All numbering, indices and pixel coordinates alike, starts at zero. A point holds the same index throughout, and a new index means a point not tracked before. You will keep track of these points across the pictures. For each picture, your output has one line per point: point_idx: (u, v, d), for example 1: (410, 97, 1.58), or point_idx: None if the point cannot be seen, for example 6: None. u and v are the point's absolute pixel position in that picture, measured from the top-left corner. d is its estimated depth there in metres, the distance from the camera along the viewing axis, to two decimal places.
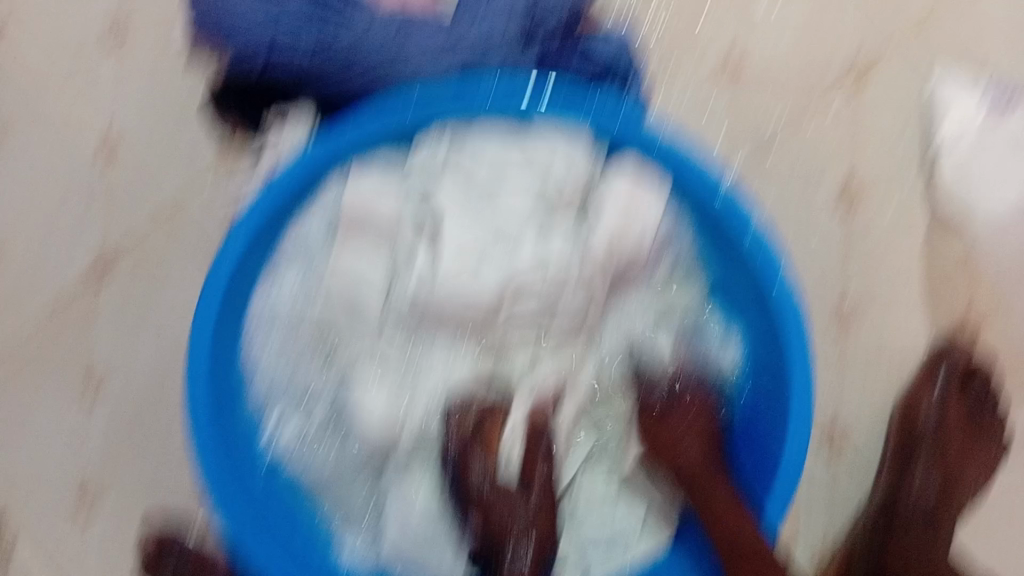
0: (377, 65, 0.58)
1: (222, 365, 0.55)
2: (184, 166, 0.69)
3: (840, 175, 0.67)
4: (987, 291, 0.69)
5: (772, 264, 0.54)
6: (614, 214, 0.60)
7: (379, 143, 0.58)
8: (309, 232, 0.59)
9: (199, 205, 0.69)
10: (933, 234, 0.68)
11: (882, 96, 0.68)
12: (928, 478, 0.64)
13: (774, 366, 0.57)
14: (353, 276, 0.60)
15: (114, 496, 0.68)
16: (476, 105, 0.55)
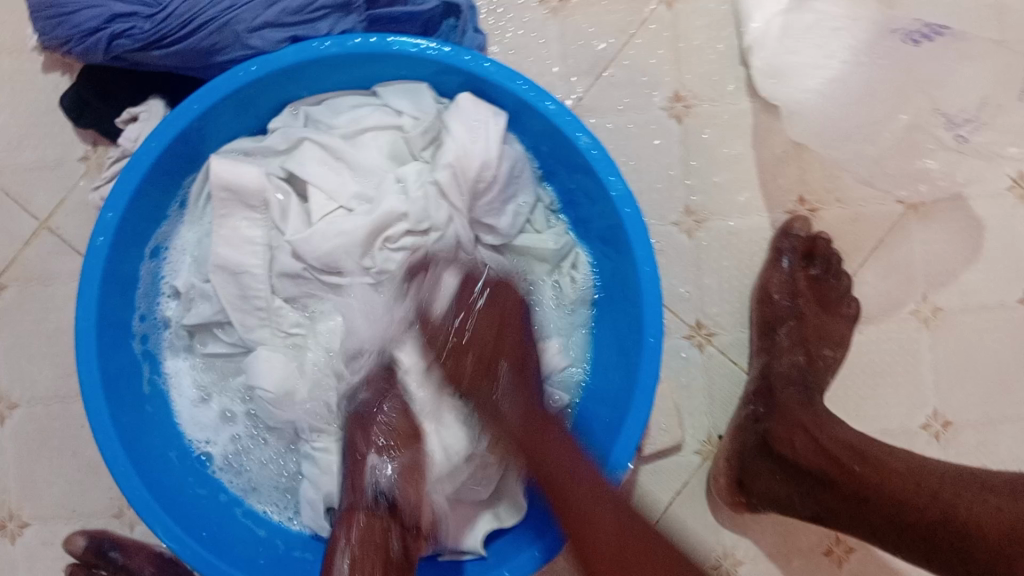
0: (212, 45, 0.57)
1: (118, 358, 0.59)
2: (49, 182, 0.70)
3: (669, 90, 0.72)
4: (821, 171, 0.72)
5: (607, 164, 0.58)
6: (460, 136, 0.59)
7: (227, 116, 0.60)
8: (190, 230, 0.63)
9: (63, 219, 0.70)
10: (761, 128, 0.72)
11: (697, 9, 0.72)
12: (791, 349, 0.69)
13: (626, 268, 0.60)
14: (223, 254, 0.60)
15: (37, 510, 0.69)
16: (311, 56, 0.58)
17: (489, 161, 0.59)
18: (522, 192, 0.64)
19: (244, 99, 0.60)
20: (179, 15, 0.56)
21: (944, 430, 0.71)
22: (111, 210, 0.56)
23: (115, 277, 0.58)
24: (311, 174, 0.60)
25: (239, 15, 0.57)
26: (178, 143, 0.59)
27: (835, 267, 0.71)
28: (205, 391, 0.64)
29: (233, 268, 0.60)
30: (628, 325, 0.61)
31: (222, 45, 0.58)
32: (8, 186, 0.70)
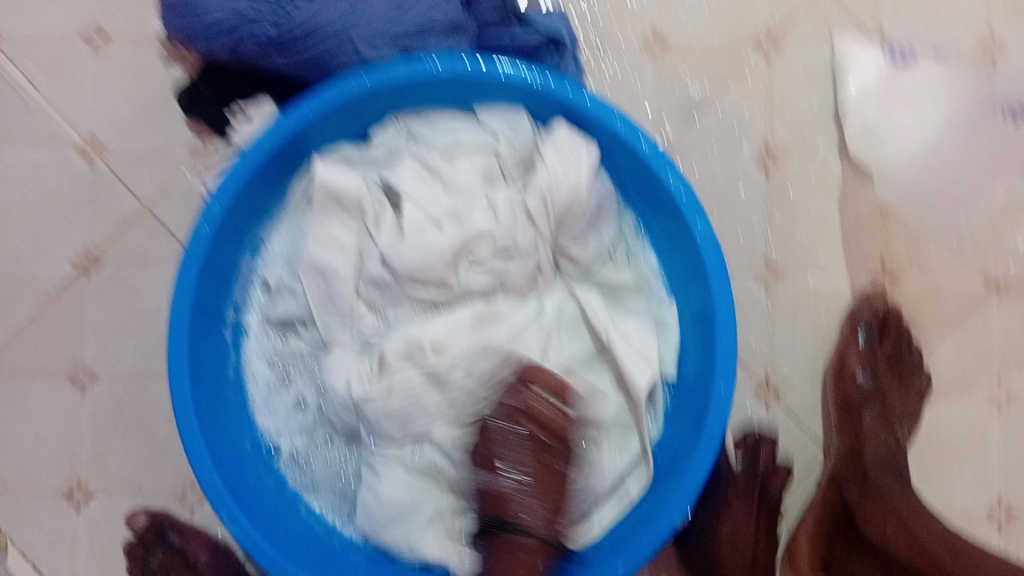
0: (329, 52, 0.60)
1: (204, 345, 0.61)
2: (156, 168, 0.73)
3: (759, 141, 0.72)
4: (904, 237, 0.72)
5: (695, 207, 0.60)
6: (554, 164, 0.60)
7: (332, 123, 0.63)
8: (286, 229, 0.66)
9: (163, 204, 0.73)
10: (848, 189, 0.72)
11: (797, 65, 0.73)
12: (873, 428, 0.69)
13: (698, 304, 0.62)
14: (316, 257, 0.62)
15: (105, 481, 0.72)
16: (423, 73, 0.60)
17: (579, 191, 0.61)
18: (607, 224, 0.65)
19: (351, 108, 0.62)
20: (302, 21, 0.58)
21: (1006, 516, 0.70)
22: (215, 202, 0.59)
23: (212, 267, 0.61)
24: (409, 190, 0.62)
25: (357, 26, 0.59)
26: (285, 146, 0.61)
27: (905, 341, 0.71)
28: (282, 386, 0.65)
29: (324, 270, 0.62)
30: (700, 360, 0.62)
31: (336, 52, 0.60)
32: (113, 166, 0.73)
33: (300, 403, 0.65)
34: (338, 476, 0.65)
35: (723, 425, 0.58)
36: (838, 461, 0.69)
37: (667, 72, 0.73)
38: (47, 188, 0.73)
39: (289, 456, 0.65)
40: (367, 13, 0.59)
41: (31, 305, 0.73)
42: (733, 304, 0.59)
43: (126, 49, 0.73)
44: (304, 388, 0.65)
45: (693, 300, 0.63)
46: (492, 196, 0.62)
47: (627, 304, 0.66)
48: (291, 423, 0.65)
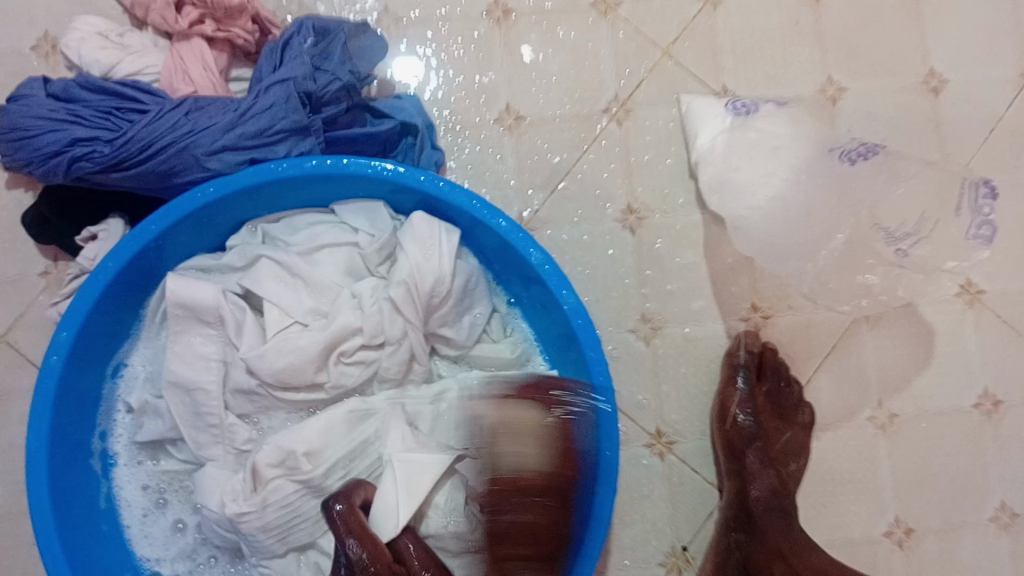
0: (172, 169, 0.58)
1: (72, 476, 0.59)
2: (11, 296, 0.70)
3: (622, 202, 0.74)
4: (772, 281, 0.74)
5: (561, 279, 0.60)
6: (414, 256, 0.60)
7: (185, 236, 0.61)
8: (149, 347, 0.64)
9: (21, 333, 0.70)
10: (712, 240, 0.74)
11: (648, 127, 0.75)
12: (761, 472, 0.68)
13: (576, 373, 0.62)
14: (178, 375, 0.60)
15: None
16: (270, 179, 0.59)
17: (442, 277, 0.60)
18: (478, 303, 0.65)
19: (202, 219, 0.61)
20: (138, 139, 0.58)
21: (906, 536, 0.72)
22: (62, 329, 0.57)
23: (66, 397, 0.58)
24: (267, 293, 0.61)
25: (197, 138, 0.58)
26: (135, 265, 0.60)
27: (784, 377, 0.72)
28: (159, 507, 0.63)
29: (187, 386, 0.60)
30: (586, 427, 0.62)
31: (183, 165, 0.59)
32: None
33: (179, 522, 0.63)
34: None
35: (612, 488, 0.59)
36: (728, 512, 0.68)
37: (524, 146, 0.74)
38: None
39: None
40: (207, 125, 0.58)
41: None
42: (607, 370, 0.60)
43: None
44: (183, 507, 0.63)
45: (570, 369, 0.63)
46: (356, 290, 0.62)
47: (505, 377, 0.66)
48: (172, 545, 0.62)
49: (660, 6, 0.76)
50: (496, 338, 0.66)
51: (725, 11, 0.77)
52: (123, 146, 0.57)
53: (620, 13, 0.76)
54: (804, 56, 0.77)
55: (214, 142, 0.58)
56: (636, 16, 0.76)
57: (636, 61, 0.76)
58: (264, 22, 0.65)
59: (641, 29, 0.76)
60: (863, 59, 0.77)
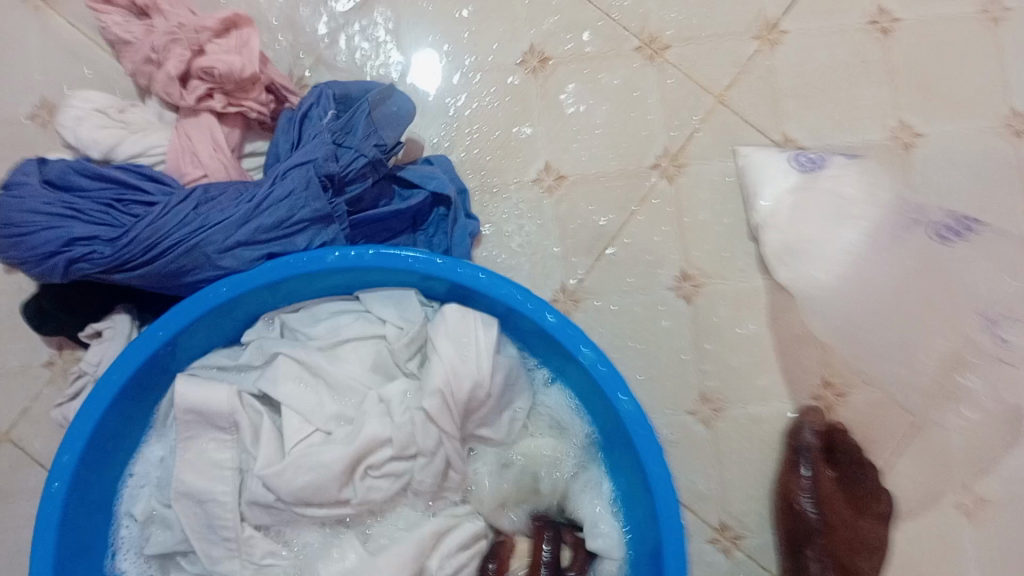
0: (182, 268, 0.53)
1: None
2: (14, 389, 0.64)
3: (676, 268, 0.67)
4: (844, 354, 0.67)
5: (618, 379, 0.53)
6: (448, 356, 0.54)
7: (195, 334, 0.55)
8: (162, 449, 0.59)
9: (26, 428, 0.64)
10: (776, 308, 0.67)
11: (703, 183, 0.68)
12: (824, 572, 0.62)
13: (636, 479, 0.55)
14: (191, 485, 0.55)
15: None
16: (289, 274, 0.53)
17: (483, 378, 0.55)
18: (519, 397, 0.59)
19: (214, 317, 0.55)
20: (143, 239, 0.52)
21: None
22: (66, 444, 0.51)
23: (76, 514, 0.53)
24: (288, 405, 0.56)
25: (209, 235, 0.52)
26: (144, 370, 0.54)
27: (857, 461, 0.65)
28: None
29: (203, 499, 0.55)
30: (649, 540, 0.55)
31: (195, 264, 0.53)
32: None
33: None
34: None
35: None
36: None
37: (566, 209, 0.67)
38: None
39: None
40: (219, 218, 0.53)
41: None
42: (671, 485, 0.52)
43: None
44: None
45: (627, 473, 0.57)
46: (385, 393, 0.56)
47: (555, 476, 0.61)
48: None
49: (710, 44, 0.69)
50: (538, 433, 0.62)
51: (784, 47, 0.69)
52: (125, 248, 0.51)
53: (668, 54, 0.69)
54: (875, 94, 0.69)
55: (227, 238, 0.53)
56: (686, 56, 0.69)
57: (686, 107, 0.69)
58: (274, 89, 0.60)
59: (691, 71, 0.69)
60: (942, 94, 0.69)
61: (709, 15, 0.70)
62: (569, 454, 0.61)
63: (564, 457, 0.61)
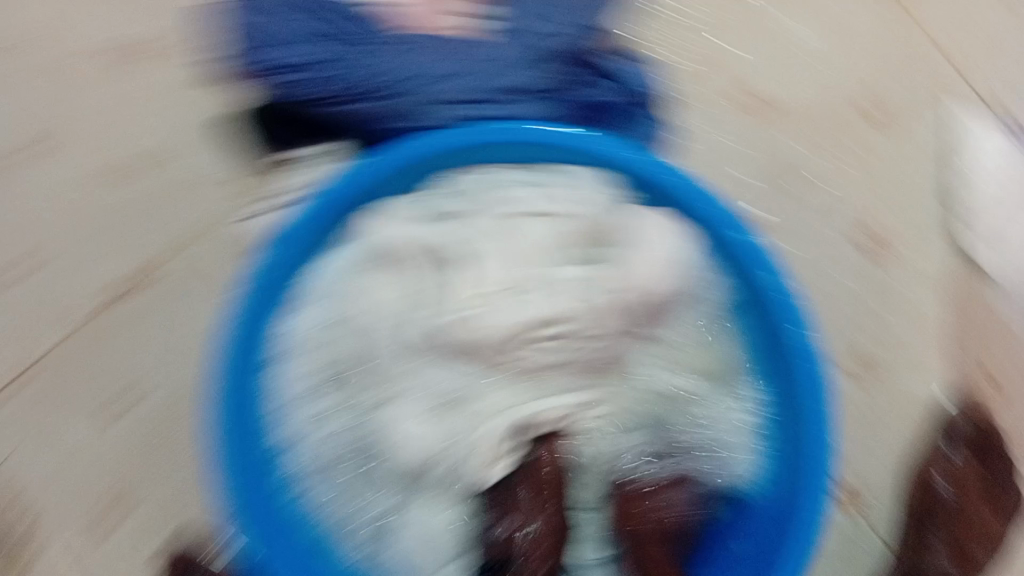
0: (404, 110, 0.61)
1: (249, 391, 0.54)
2: (224, 188, 0.77)
3: (855, 217, 0.75)
4: (1000, 341, 0.74)
5: (790, 307, 0.56)
6: (646, 254, 0.59)
7: (391, 182, 0.60)
8: (346, 261, 0.59)
9: (227, 224, 0.76)
10: (948, 283, 0.75)
11: (900, 156, 0.77)
12: (942, 545, 0.68)
13: (789, 404, 0.57)
14: (378, 304, 0.58)
15: (136, 505, 0.72)
16: (495, 138, 0.59)
17: (665, 284, 0.59)
18: (694, 305, 0.62)
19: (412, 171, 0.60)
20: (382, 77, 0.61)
21: None
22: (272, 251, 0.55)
23: (268, 311, 0.56)
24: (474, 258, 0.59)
25: (434, 87, 0.61)
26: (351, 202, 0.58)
27: (998, 458, 0.71)
28: (327, 431, 0.58)
29: (373, 316, 0.58)
30: (785, 472, 0.57)
31: (413, 109, 0.61)
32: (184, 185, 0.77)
33: (346, 451, 0.59)
34: (384, 533, 0.58)
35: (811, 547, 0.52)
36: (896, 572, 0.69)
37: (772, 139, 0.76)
38: (118, 196, 0.77)
39: (336, 510, 0.58)
40: (444, 70, 0.61)
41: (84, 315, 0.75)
42: (826, 415, 0.54)
43: (209, 70, 0.78)
44: (350, 439, 0.59)
45: (777, 399, 0.58)
46: (556, 274, 0.59)
47: (700, 391, 0.62)
48: (337, 474, 0.58)
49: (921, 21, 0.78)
50: (700, 349, 0.62)
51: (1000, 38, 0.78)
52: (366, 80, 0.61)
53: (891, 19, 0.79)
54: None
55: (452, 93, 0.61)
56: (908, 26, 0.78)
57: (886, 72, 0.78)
58: None
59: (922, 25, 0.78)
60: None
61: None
62: (719, 373, 0.62)
63: (710, 377, 0.62)
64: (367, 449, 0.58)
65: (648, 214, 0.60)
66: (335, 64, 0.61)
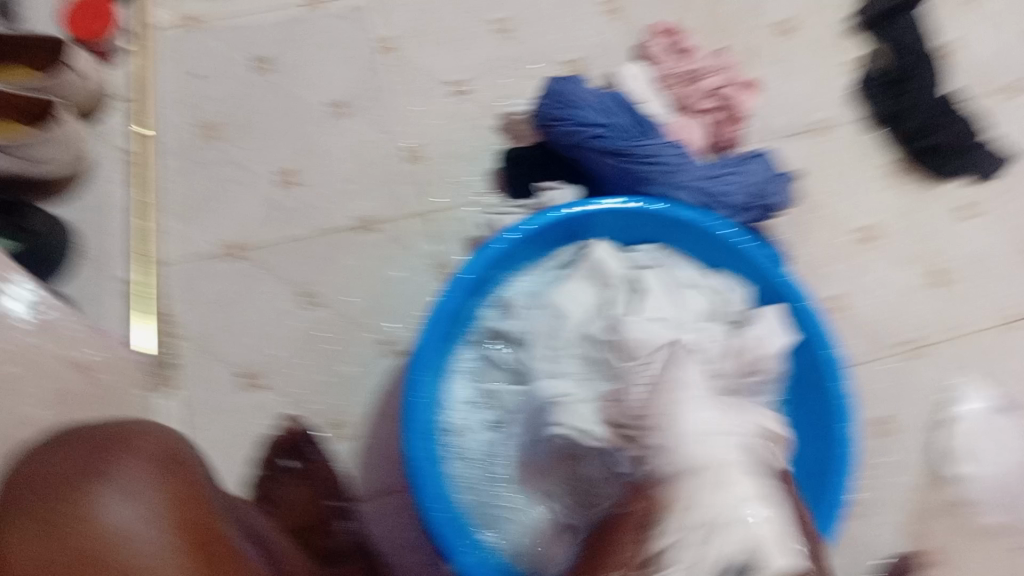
0: (651, 176, 0.88)
1: (461, 307, 0.84)
2: (450, 191, 0.99)
3: (882, 411, 0.94)
4: (965, 536, 0.90)
5: (844, 409, 0.80)
6: (760, 329, 0.82)
7: (618, 231, 0.90)
8: (556, 267, 0.90)
9: (445, 214, 0.98)
10: (933, 483, 0.92)
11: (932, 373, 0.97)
12: None
13: (822, 469, 0.80)
14: (561, 304, 0.84)
15: (279, 377, 0.91)
16: (700, 226, 0.86)
17: (770, 354, 0.82)
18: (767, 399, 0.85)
19: (636, 222, 0.88)
20: (644, 149, 0.88)
21: None
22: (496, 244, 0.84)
23: (478, 279, 0.84)
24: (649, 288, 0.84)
25: (679, 170, 0.88)
26: (571, 225, 0.87)
27: None
28: (494, 369, 0.87)
29: (558, 311, 0.84)
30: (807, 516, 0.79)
31: (656, 179, 0.88)
32: (422, 176, 1.00)
33: (501, 387, 0.86)
34: (495, 457, 0.84)
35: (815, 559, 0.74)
36: None
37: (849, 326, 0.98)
38: (372, 165, 1.00)
39: (473, 421, 0.85)
40: (685, 169, 0.88)
41: (307, 233, 0.97)
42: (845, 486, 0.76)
43: (474, 110, 1.03)
44: (510, 380, 0.86)
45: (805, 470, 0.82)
46: (705, 326, 0.83)
47: None
48: (484, 402, 0.85)
49: (993, 294, 1.01)
50: None
51: None
52: (634, 144, 0.88)
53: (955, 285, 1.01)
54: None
55: (689, 177, 0.88)
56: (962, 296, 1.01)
57: (945, 316, 0.99)
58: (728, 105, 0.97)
59: (964, 308, 1.01)
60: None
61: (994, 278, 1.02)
62: None
63: None
64: (513, 394, 0.84)
65: (768, 310, 0.84)
66: (616, 126, 0.89)
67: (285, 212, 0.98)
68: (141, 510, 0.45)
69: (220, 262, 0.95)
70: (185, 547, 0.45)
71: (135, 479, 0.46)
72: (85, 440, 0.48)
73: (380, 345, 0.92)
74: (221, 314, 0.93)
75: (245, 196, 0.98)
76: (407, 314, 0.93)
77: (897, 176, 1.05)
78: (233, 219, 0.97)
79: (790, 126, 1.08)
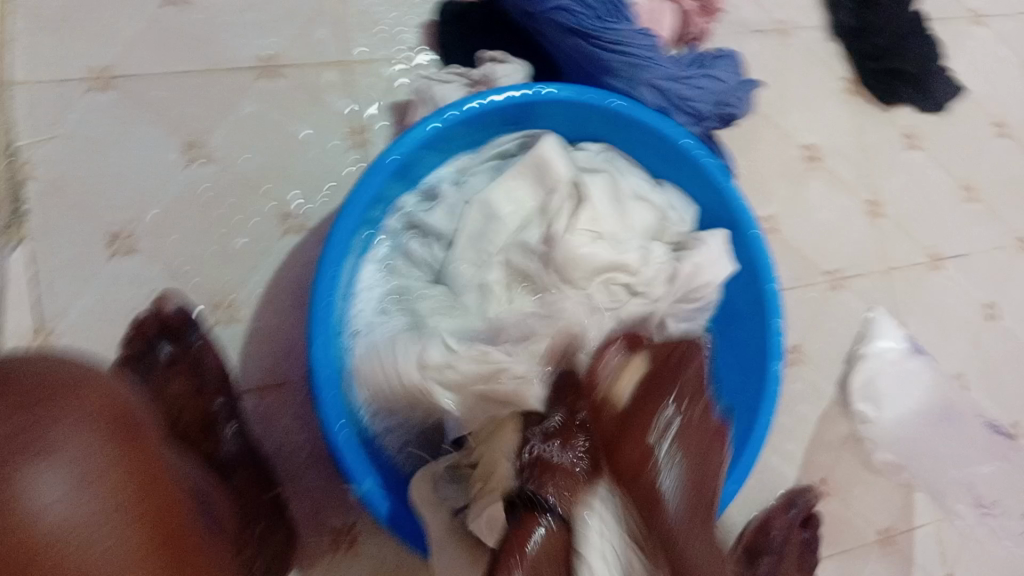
0: (616, 65, 0.77)
1: (385, 189, 0.74)
2: (374, 42, 0.84)
3: (792, 339, 0.95)
4: (847, 471, 0.93)
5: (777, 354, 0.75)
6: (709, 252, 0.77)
7: (570, 123, 0.80)
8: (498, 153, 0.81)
9: (365, 71, 0.84)
10: (830, 415, 0.94)
11: (848, 306, 0.97)
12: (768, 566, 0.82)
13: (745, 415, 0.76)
14: (496, 201, 0.77)
15: (153, 243, 0.77)
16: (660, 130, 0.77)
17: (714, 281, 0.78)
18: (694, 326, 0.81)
19: (592, 114, 0.78)
20: (615, 33, 0.76)
21: None
22: (430, 124, 0.72)
23: (410, 156, 0.74)
24: (593, 196, 0.76)
25: (648, 63, 0.77)
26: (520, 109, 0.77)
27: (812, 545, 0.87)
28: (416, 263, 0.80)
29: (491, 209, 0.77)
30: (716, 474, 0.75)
31: (621, 69, 0.77)
32: (345, 18, 0.84)
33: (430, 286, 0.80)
34: None
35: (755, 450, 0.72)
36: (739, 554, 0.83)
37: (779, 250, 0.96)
38: None
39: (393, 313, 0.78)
40: (655, 63, 0.78)
41: (198, 65, 0.80)
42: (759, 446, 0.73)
43: None
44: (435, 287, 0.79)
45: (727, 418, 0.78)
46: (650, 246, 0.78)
47: None
48: (407, 293, 0.79)
49: (917, 234, 1.01)
50: None
51: (941, 276, 1.01)
52: (603, 25, 0.76)
53: (884, 220, 1.00)
54: (968, 346, 1.01)
55: (658, 76, 0.78)
56: (891, 234, 1.00)
57: (869, 257, 0.99)
58: None
59: (887, 245, 1.00)
60: (996, 377, 1.01)
61: (917, 221, 1.02)
62: None
63: None
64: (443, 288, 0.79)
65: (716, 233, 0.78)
66: None
67: (173, 37, 0.80)
68: (73, 493, 0.40)
69: (81, 88, 0.77)
70: (138, 546, 0.41)
71: (79, 460, 0.40)
72: (7, 386, 0.41)
73: (279, 216, 0.80)
74: (85, 154, 0.77)
75: (124, 13, 0.80)
76: (314, 181, 0.81)
77: (847, 100, 1.01)
78: (102, 36, 0.79)
79: (752, 22, 0.98)
